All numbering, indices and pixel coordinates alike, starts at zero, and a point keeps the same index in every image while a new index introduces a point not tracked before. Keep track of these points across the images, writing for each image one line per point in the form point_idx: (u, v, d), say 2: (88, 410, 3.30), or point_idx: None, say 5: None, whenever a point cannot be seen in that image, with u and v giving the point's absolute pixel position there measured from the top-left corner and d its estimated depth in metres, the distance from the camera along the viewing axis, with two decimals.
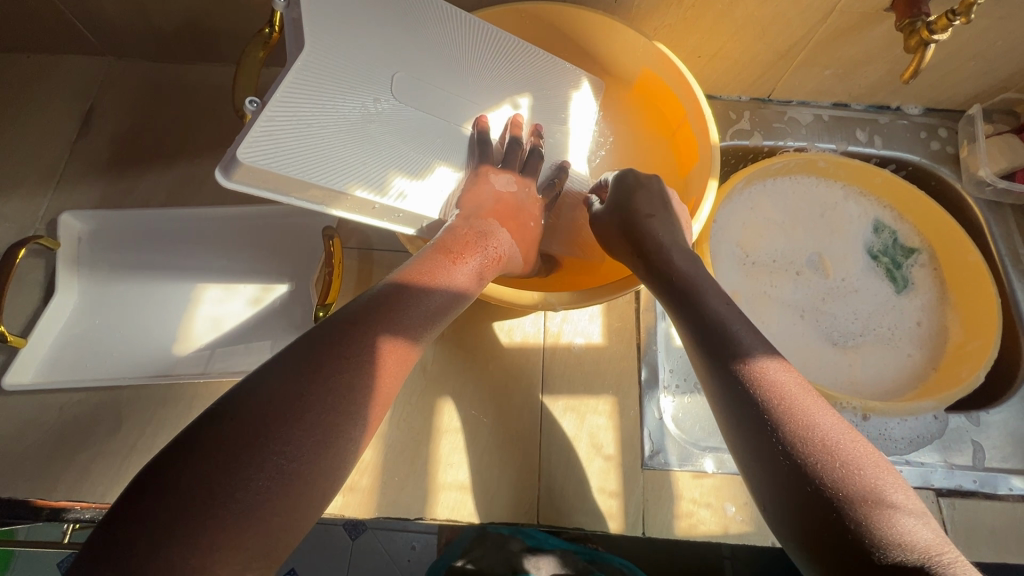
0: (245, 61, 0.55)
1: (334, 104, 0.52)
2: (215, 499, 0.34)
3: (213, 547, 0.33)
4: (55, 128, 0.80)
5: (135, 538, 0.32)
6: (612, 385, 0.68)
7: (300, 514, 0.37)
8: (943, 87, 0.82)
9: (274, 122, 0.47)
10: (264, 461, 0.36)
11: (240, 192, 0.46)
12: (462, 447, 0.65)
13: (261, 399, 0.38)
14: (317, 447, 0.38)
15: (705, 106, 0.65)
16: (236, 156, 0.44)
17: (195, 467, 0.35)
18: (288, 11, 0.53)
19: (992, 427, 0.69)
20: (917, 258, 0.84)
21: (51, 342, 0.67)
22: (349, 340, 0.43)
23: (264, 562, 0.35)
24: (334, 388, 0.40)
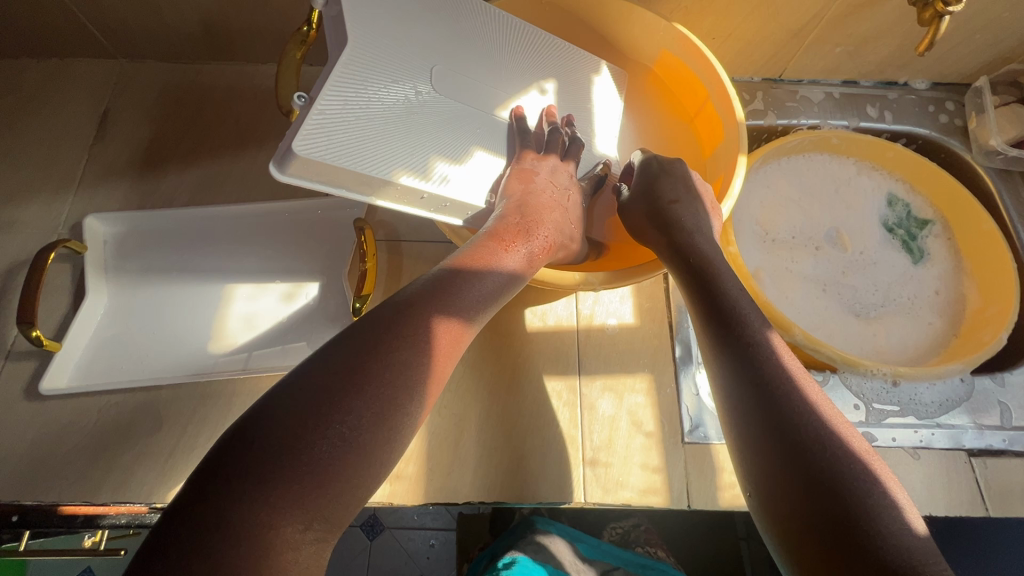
0: (284, 61, 0.55)
1: (378, 95, 0.52)
2: (283, 458, 0.35)
3: (278, 503, 0.34)
4: (71, 133, 0.79)
5: (207, 496, 0.33)
6: (647, 363, 0.69)
7: (360, 481, 0.37)
8: (951, 60, 0.84)
9: (324, 116, 0.48)
10: (331, 427, 0.37)
11: (294, 185, 0.48)
12: (504, 431, 0.65)
13: (330, 373, 0.39)
14: (378, 417, 0.39)
15: (729, 83, 0.65)
16: (292, 148, 0.45)
17: (267, 429, 0.36)
18: (327, 10, 0.54)
19: (1016, 387, 0.71)
20: (931, 229, 0.86)
21: (84, 346, 0.67)
22: (404, 322, 0.43)
23: (325, 525, 0.35)
24: (391, 364, 0.41)
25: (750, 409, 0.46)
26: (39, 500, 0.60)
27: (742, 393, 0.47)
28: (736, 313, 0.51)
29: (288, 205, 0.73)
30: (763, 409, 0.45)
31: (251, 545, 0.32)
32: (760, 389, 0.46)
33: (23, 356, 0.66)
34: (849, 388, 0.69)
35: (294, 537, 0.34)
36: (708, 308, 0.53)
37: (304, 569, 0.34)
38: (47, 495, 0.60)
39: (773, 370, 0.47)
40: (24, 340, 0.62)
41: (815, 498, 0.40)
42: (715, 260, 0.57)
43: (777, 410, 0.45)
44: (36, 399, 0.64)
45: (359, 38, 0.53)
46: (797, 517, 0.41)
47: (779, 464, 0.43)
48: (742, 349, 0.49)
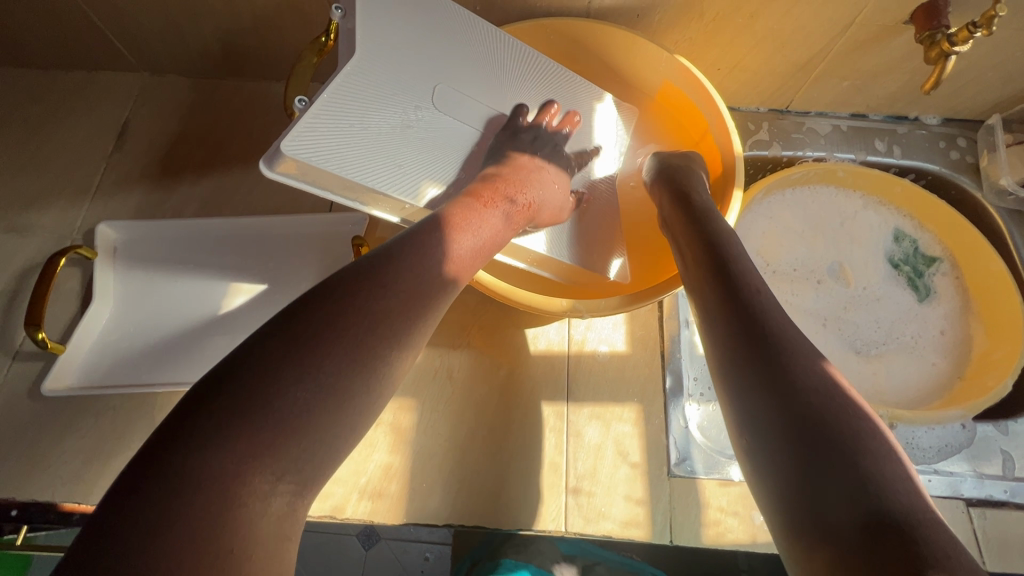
0: (298, 64, 0.54)
1: (378, 110, 0.54)
2: (251, 414, 0.36)
3: (247, 456, 0.35)
4: (92, 142, 0.82)
5: (174, 449, 0.34)
6: (637, 393, 0.69)
7: (330, 433, 0.38)
8: (963, 96, 0.83)
9: (320, 121, 0.49)
10: (301, 381, 0.38)
11: (280, 182, 0.49)
12: (488, 454, 0.65)
13: (303, 329, 0.40)
14: (348, 370, 0.40)
15: (727, 121, 0.66)
16: (281, 148, 0.47)
17: (237, 385, 0.37)
18: (345, 22, 0.53)
19: (1021, 435, 0.69)
20: (939, 266, 0.84)
21: (86, 350, 0.69)
22: (377, 277, 0.44)
23: (298, 478, 0.37)
24: (363, 319, 0.42)
25: (745, 400, 0.43)
26: (36, 496, 0.62)
27: (737, 381, 0.44)
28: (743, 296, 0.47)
29: (291, 219, 0.75)
30: (755, 397, 0.42)
31: (217, 496, 0.34)
32: (756, 378, 0.43)
33: (30, 356, 0.69)
34: None
35: (262, 489, 0.35)
36: (716, 289, 0.50)
37: (273, 519, 0.35)
38: (42, 492, 0.62)
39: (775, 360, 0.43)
40: (31, 342, 0.65)
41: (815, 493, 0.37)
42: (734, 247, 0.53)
43: (762, 368, 0.43)
44: (38, 399, 0.67)
45: (367, 53, 0.54)
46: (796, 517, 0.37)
47: (779, 457, 0.39)
48: (738, 328, 0.46)
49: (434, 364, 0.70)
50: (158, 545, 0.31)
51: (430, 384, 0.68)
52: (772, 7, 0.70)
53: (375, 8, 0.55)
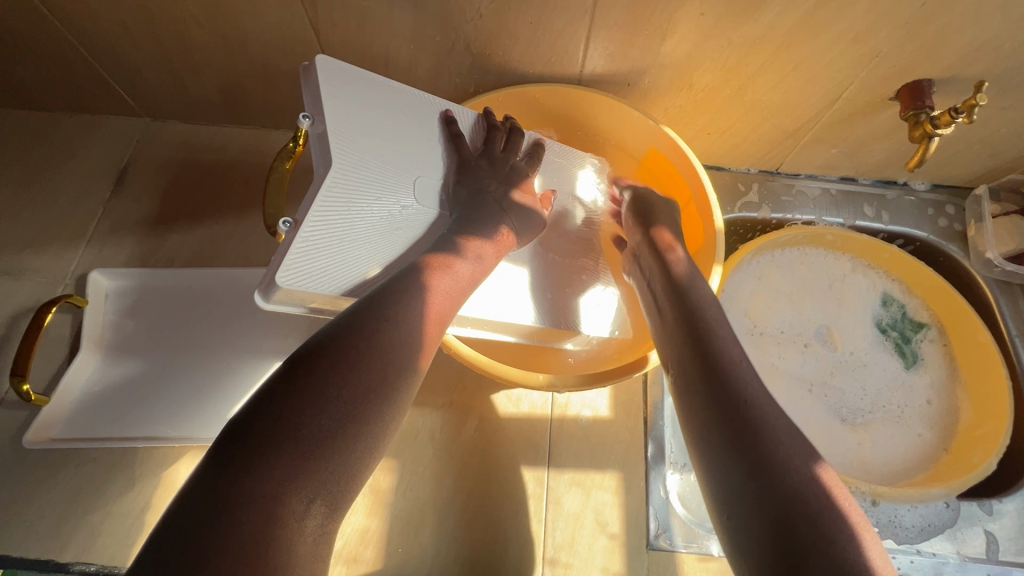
0: (274, 174, 0.59)
1: (364, 213, 0.55)
2: (283, 441, 0.37)
3: (283, 481, 0.35)
4: (91, 186, 0.84)
5: (217, 476, 0.35)
6: (618, 460, 0.69)
7: (359, 453, 0.40)
8: (950, 166, 0.84)
9: (309, 241, 0.51)
10: (328, 405, 0.39)
11: (277, 311, 0.51)
12: (465, 519, 0.65)
13: (324, 358, 0.41)
14: (368, 395, 0.41)
15: (711, 190, 0.69)
16: (276, 281, 0.49)
17: (263, 416, 0.37)
18: (313, 129, 0.56)
19: (1004, 515, 0.68)
20: (926, 333, 0.84)
21: (71, 400, 0.69)
22: (387, 306, 0.46)
23: (330, 499, 0.37)
24: (379, 345, 0.44)
25: (721, 451, 0.46)
26: (10, 550, 0.62)
27: (709, 436, 0.47)
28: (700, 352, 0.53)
29: None
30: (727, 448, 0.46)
31: (260, 517, 0.34)
32: (728, 430, 0.46)
33: (12, 405, 0.69)
34: None
35: (299, 509, 0.36)
36: (691, 352, 0.53)
37: (312, 539, 0.36)
38: (16, 547, 0.62)
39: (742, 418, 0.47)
40: (14, 392, 0.65)
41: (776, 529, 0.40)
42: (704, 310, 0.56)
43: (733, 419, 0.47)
44: (18, 448, 0.67)
45: (345, 157, 0.55)
46: (765, 558, 0.40)
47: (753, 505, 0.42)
48: (707, 388, 0.50)
49: (415, 425, 0.69)
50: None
51: (411, 445, 0.68)
52: (759, 82, 0.71)
53: (345, 109, 0.57)
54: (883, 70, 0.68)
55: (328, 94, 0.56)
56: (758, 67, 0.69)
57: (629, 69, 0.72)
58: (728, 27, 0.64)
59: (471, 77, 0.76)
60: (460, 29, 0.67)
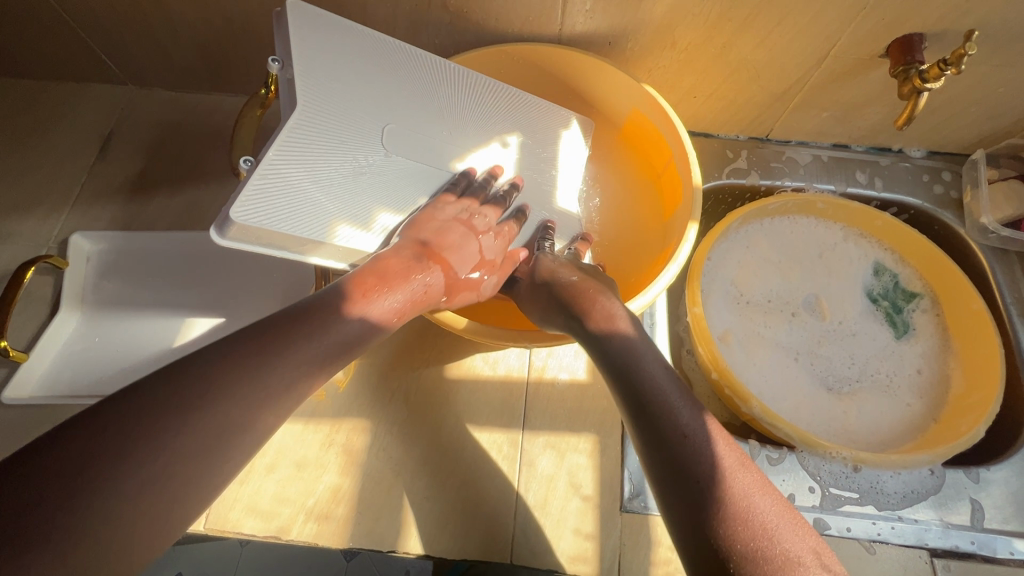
0: (244, 119, 0.61)
1: (327, 158, 0.56)
2: (169, 399, 0.37)
3: (160, 438, 0.36)
4: (75, 152, 0.84)
5: (30, 488, 0.32)
6: (594, 424, 0.68)
7: (205, 482, 0.37)
8: (947, 130, 0.81)
9: (266, 180, 0.51)
10: (227, 380, 0.40)
11: (232, 248, 0.51)
12: (437, 479, 0.65)
13: (195, 376, 0.39)
14: (274, 371, 0.42)
15: (693, 150, 0.68)
16: (230, 215, 0.49)
17: (155, 376, 0.39)
18: (282, 73, 0.57)
19: (993, 484, 0.66)
20: (918, 303, 0.82)
21: (51, 359, 0.70)
22: (289, 329, 0.45)
23: (153, 531, 0.35)
24: (259, 369, 0.42)
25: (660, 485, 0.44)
26: None
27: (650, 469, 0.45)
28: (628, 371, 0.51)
29: None
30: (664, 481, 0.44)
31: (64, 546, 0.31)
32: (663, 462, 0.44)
33: None
34: (806, 469, 0.66)
35: (117, 538, 0.33)
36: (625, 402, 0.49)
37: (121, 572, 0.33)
38: None
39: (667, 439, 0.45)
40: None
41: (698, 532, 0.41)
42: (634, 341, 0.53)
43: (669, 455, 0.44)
44: None
45: (311, 103, 0.56)
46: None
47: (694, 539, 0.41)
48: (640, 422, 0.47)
49: (390, 386, 0.69)
50: (56, 504, 0.32)
51: (385, 406, 0.68)
52: (743, 39, 0.69)
53: (314, 57, 0.58)
54: (871, 25, 0.66)
55: (297, 38, 0.57)
56: (741, 24, 0.67)
57: (609, 27, 0.70)
58: None
59: (449, 37, 0.75)
60: None
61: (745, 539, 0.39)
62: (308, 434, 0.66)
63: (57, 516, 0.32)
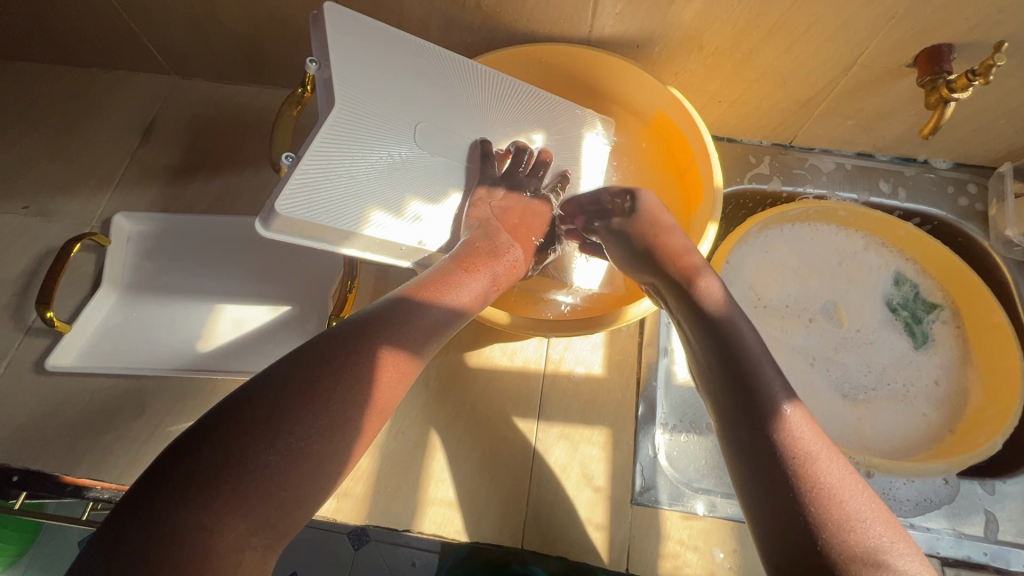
0: (281, 118, 0.62)
1: (363, 154, 0.58)
2: (299, 393, 0.40)
3: (297, 429, 0.39)
4: (120, 137, 0.88)
5: (160, 497, 0.35)
6: (608, 418, 0.69)
7: (313, 485, 0.39)
8: (972, 142, 0.81)
9: (307, 175, 0.54)
10: (344, 380, 0.42)
11: (277, 240, 0.53)
12: (453, 463, 0.67)
13: (284, 386, 0.40)
14: (374, 367, 0.44)
15: (713, 149, 0.69)
16: (275, 209, 0.51)
17: (283, 372, 0.41)
18: (319, 74, 0.59)
19: (1008, 497, 0.66)
20: (939, 314, 0.82)
21: (92, 331, 0.74)
22: (361, 338, 0.45)
23: (269, 533, 0.37)
24: (342, 380, 0.42)
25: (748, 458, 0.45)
26: (29, 464, 0.66)
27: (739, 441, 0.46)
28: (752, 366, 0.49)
29: None
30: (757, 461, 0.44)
31: (196, 548, 0.34)
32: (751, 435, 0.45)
33: (38, 333, 0.74)
34: None
35: (239, 541, 0.36)
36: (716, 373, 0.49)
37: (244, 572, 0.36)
38: (34, 460, 0.66)
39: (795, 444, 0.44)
40: (39, 319, 0.70)
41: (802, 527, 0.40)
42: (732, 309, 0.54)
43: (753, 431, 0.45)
44: (40, 372, 0.71)
45: (349, 100, 0.58)
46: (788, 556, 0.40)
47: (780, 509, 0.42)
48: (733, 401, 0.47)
49: None
50: (218, 486, 0.36)
51: (406, 390, 0.70)
52: (770, 46, 0.70)
53: (349, 55, 0.60)
54: (899, 35, 0.66)
55: (333, 38, 0.59)
56: (768, 31, 0.68)
57: (637, 31, 0.72)
58: None
59: (481, 37, 0.77)
60: None
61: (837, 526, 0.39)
62: None
63: (224, 510, 0.36)
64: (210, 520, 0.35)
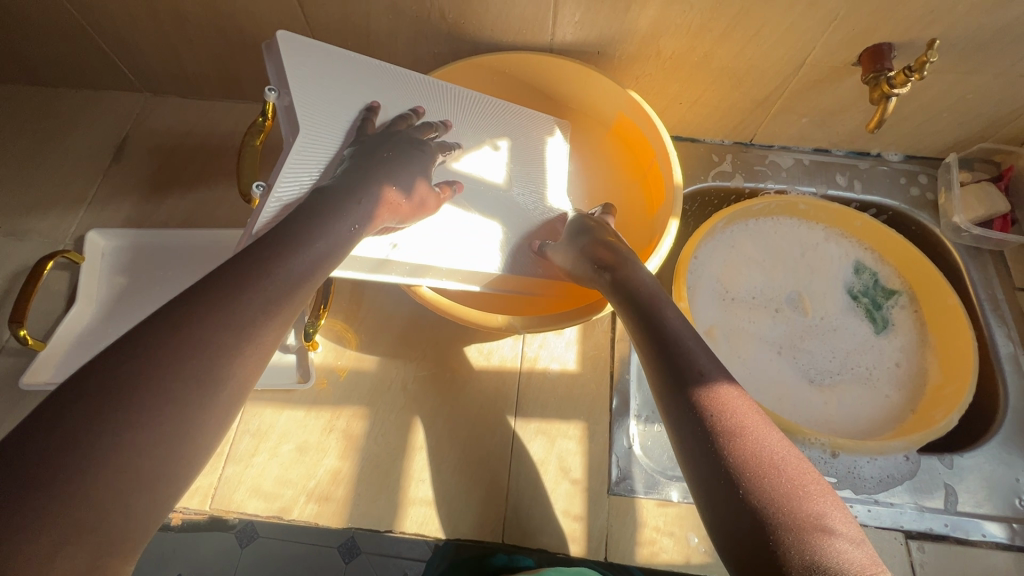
0: (245, 149, 0.63)
1: (333, 174, 0.61)
2: (156, 364, 0.37)
3: (137, 401, 0.36)
4: (92, 155, 0.89)
5: None
6: (584, 412, 0.71)
7: (150, 487, 0.36)
8: (920, 135, 0.85)
9: (282, 202, 0.56)
10: (205, 342, 0.40)
11: (255, 267, 0.55)
12: (434, 463, 0.68)
13: (108, 379, 0.36)
14: (227, 348, 0.40)
15: (671, 147, 0.73)
16: (254, 239, 0.53)
17: (135, 344, 0.38)
18: (280, 100, 0.61)
19: (967, 471, 0.69)
20: (897, 299, 0.86)
21: (67, 347, 0.74)
22: (216, 309, 0.41)
23: (95, 543, 0.33)
24: (183, 363, 0.38)
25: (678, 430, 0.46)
26: None
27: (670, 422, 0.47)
28: (683, 347, 0.51)
29: None
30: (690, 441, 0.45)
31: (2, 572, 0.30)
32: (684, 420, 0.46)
33: (12, 352, 0.73)
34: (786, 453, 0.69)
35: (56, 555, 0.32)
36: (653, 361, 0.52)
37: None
38: None
39: (739, 426, 0.44)
40: (13, 337, 0.70)
41: (746, 503, 0.39)
42: (654, 288, 0.58)
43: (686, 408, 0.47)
44: (14, 391, 0.71)
45: (315, 124, 0.60)
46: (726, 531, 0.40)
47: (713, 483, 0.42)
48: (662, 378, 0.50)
49: (390, 375, 0.73)
50: (31, 482, 0.32)
51: (385, 393, 0.71)
52: (723, 49, 0.74)
53: (309, 80, 0.62)
54: (843, 34, 0.70)
55: (290, 65, 0.61)
56: (721, 34, 0.72)
57: (597, 38, 0.75)
58: None
59: (447, 48, 0.80)
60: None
61: (775, 499, 0.39)
62: (310, 420, 0.69)
63: (33, 521, 0.31)
64: (21, 524, 0.31)
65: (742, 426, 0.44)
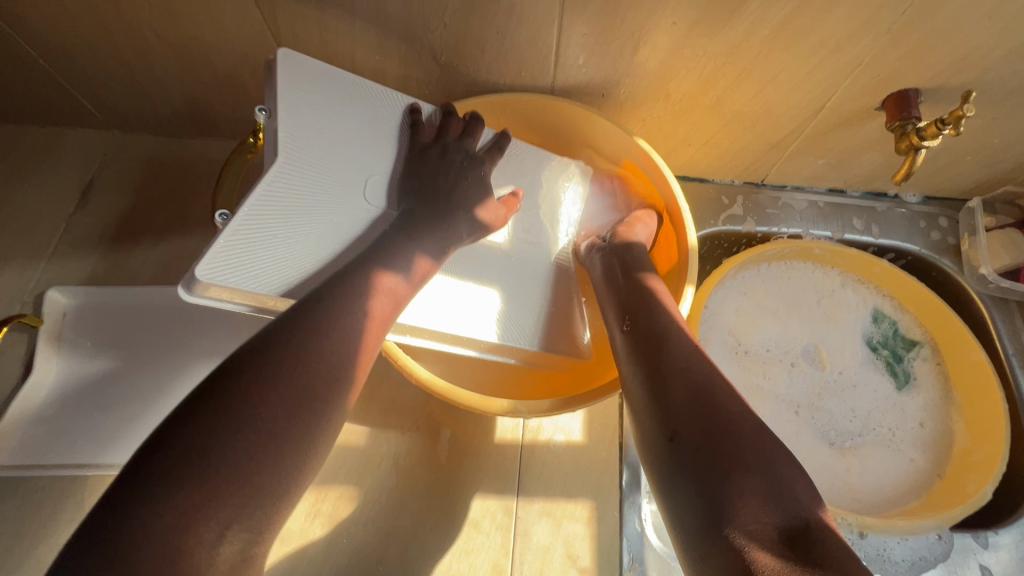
0: (230, 165, 0.60)
1: (306, 212, 0.57)
2: (218, 475, 0.36)
3: (204, 519, 0.34)
4: (54, 200, 0.82)
5: None
6: (592, 489, 0.65)
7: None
8: (942, 177, 0.80)
9: (237, 237, 0.52)
10: (259, 454, 0.37)
11: (200, 304, 0.51)
12: (429, 551, 0.62)
13: (160, 502, 0.34)
14: (284, 458, 0.39)
15: (685, 203, 0.68)
16: (196, 273, 0.50)
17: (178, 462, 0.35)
18: (269, 122, 0.58)
19: (1002, 547, 0.65)
20: (919, 351, 0.81)
21: (24, 424, 0.67)
22: (255, 410, 0.39)
23: None
24: (239, 475, 0.36)
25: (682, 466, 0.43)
26: None
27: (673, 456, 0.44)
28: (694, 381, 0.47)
29: None
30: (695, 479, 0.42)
31: None
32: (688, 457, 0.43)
33: None
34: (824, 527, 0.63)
35: None
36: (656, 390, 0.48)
37: None
38: None
39: (749, 466, 0.41)
40: None
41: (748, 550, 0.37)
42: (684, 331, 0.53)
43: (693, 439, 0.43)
44: None
45: (297, 155, 0.58)
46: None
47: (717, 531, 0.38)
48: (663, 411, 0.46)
49: (380, 450, 0.67)
50: None
51: (374, 471, 0.65)
52: (738, 92, 0.69)
53: (300, 109, 0.59)
54: (866, 80, 0.65)
55: (284, 88, 0.58)
56: (736, 78, 0.66)
57: (602, 80, 0.69)
58: (703, 37, 0.61)
59: (439, 88, 0.74)
60: (424, 40, 0.64)
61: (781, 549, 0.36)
62: None
63: None
64: None
65: (748, 466, 0.41)
